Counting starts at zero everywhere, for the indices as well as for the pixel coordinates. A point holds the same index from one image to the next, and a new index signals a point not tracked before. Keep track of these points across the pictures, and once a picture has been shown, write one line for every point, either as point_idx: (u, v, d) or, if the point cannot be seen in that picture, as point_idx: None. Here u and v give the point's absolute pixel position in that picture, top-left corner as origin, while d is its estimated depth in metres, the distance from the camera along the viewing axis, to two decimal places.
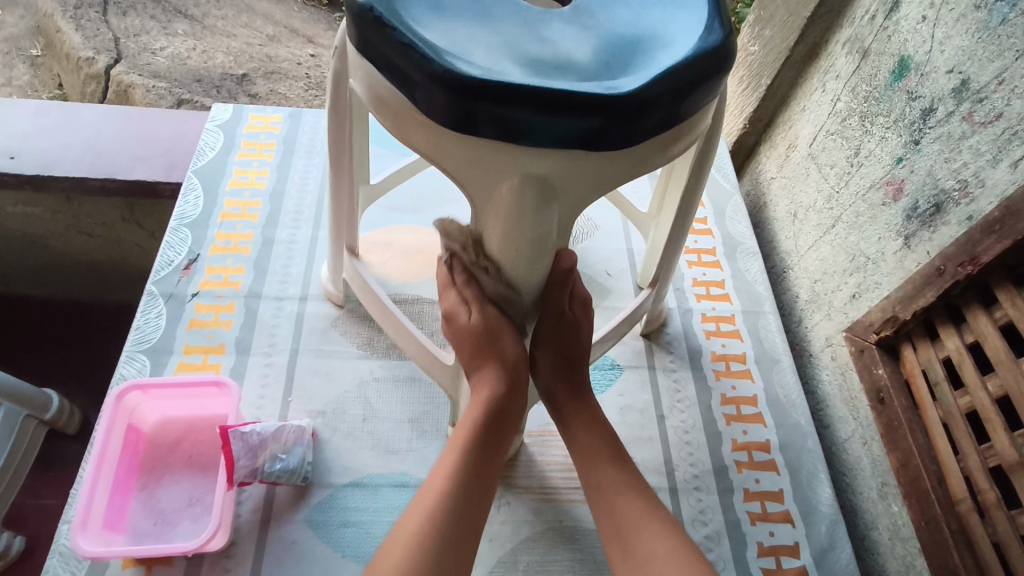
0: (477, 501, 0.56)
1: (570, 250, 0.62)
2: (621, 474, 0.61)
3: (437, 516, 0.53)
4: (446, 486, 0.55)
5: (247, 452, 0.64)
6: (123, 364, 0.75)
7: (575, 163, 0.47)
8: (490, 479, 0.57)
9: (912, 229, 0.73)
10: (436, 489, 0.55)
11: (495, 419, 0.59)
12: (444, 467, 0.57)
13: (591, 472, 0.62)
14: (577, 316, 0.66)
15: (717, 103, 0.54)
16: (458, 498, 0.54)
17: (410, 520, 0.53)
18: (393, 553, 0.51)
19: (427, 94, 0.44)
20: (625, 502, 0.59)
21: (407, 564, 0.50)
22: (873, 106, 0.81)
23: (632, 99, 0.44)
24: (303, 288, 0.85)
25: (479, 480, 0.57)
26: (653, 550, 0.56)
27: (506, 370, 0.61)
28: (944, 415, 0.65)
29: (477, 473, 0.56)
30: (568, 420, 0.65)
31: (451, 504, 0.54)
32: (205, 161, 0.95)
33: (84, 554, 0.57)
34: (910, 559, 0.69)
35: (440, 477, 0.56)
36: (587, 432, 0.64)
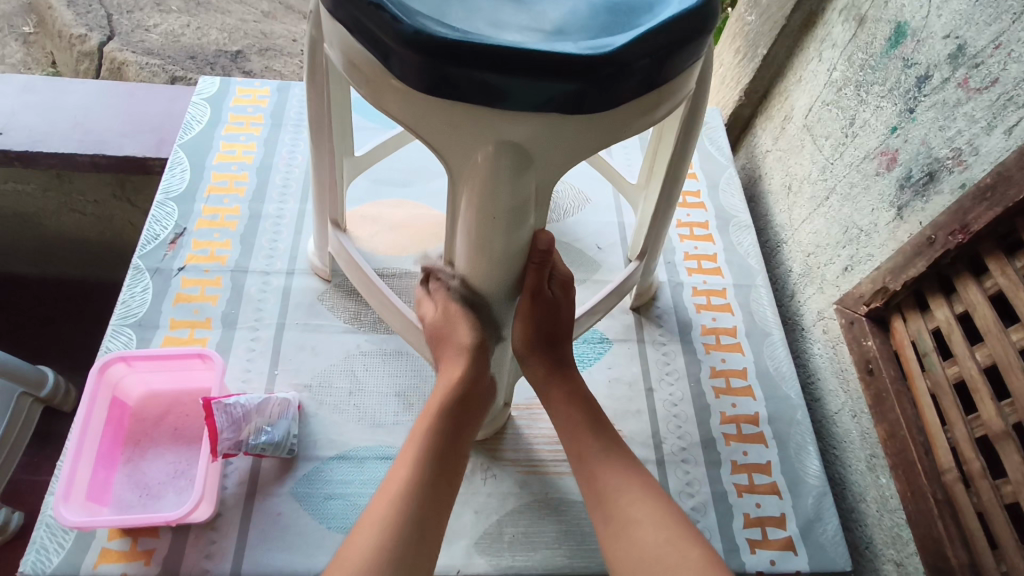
0: (443, 489, 0.55)
1: (547, 231, 0.58)
2: (601, 443, 0.61)
3: (402, 507, 0.52)
4: (410, 476, 0.54)
5: (231, 424, 0.64)
6: (108, 338, 0.74)
7: (553, 128, 0.45)
8: (455, 469, 0.57)
9: (905, 200, 0.72)
10: (399, 480, 0.54)
11: (459, 412, 0.59)
12: (407, 455, 0.56)
13: (572, 442, 0.62)
14: (556, 296, 0.65)
15: (702, 67, 0.53)
16: (423, 487, 0.54)
17: (372, 509, 0.53)
18: (360, 538, 0.51)
19: (399, 59, 0.43)
20: (605, 470, 0.59)
21: (373, 551, 0.49)
22: (869, 74, 0.79)
23: (610, 60, 0.42)
24: (290, 263, 0.84)
25: (445, 469, 0.56)
26: (632, 516, 0.56)
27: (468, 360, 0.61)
28: (932, 385, 0.64)
29: (444, 464, 0.56)
30: (549, 393, 0.65)
31: (416, 490, 0.53)
32: (191, 135, 0.94)
33: (67, 525, 0.57)
34: (896, 530, 0.69)
35: (403, 467, 0.55)
36: (567, 405, 0.64)
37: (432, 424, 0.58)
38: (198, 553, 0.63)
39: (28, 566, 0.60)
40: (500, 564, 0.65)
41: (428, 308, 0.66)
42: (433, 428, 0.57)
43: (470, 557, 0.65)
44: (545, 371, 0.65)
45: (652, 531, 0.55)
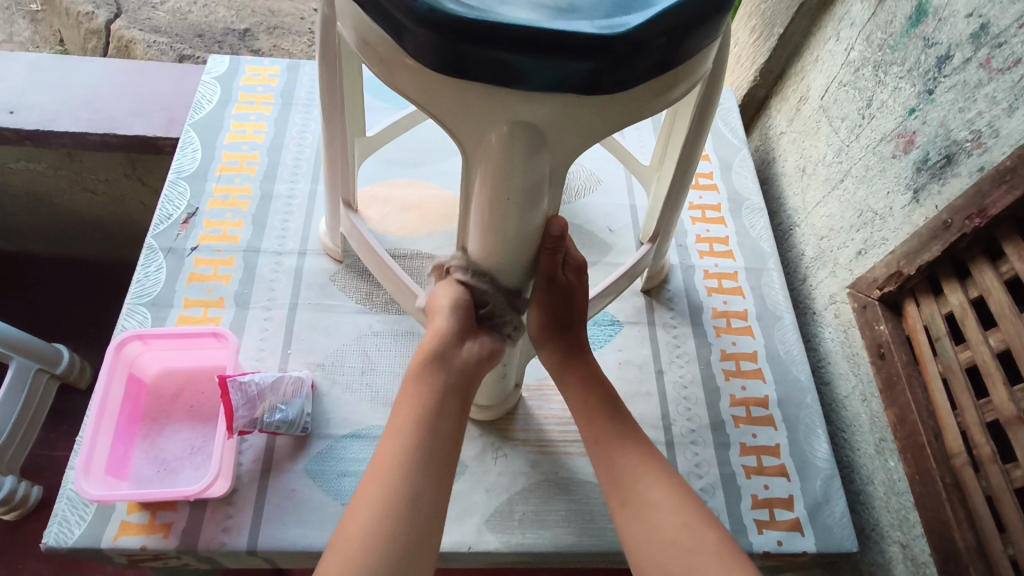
0: (436, 448, 0.55)
1: (561, 216, 0.59)
2: (619, 428, 0.62)
3: (394, 479, 0.52)
4: (398, 444, 0.54)
5: (247, 402, 0.65)
6: (124, 316, 0.75)
7: (568, 107, 0.45)
8: (447, 425, 0.56)
9: (921, 182, 0.71)
10: (389, 452, 0.54)
11: (443, 366, 0.59)
12: (393, 427, 0.56)
13: (589, 425, 0.63)
14: (570, 281, 0.65)
15: (719, 44, 0.52)
16: (414, 454, 0.54)
17: (370, 481, 0.53)
18: (357, 515, 0.51)
19: (413, 37, 0.42)
20: (623, 453, 0.60)
21: (373, 526, 0.50)
22: (888, 54, 0.78)
23: (626, 39, 0.42)
24: (302, 243, 0.84)
25: (436, 428, 0.56)
26: (648, 499, 0.57)
27: (451, 317, 0.60)
28: (943, 369, 0.64)
29: (434, 425, 0.56)
30: (565, 375, 0.66)
31: (402, 460, 0.53)
32: (201, 114, 0.94)
33: (88, 498, 0.58)
34: (904, 512, 0.69)
35: (392, 439, 0.55)
36: (583, 389, 0.65)
37: (416, 390, 0.57)
38: (215, 527, 0.64)
39: (51, 538, 0.62)
40: (510, 541, 0.66)
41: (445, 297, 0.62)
42: (416, 396, 0.57)
43: (482, 533, 0.67)
44: (559, 359, 0.66)
45: (668, 515, 0.55)
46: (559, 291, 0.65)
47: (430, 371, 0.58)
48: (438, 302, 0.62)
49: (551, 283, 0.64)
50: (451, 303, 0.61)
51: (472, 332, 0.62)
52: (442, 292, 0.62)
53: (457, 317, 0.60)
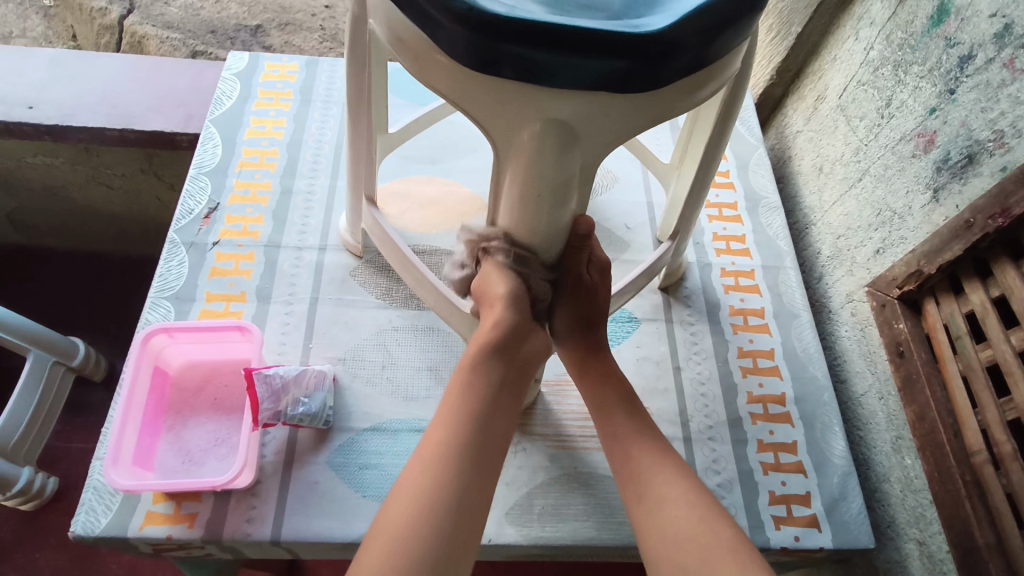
0: (486, 441, 0.53)
1: (587, 215, 0.61)
2: (635, 424, 0.63)
3: (444, 466, 0.51)
4: (446, 435, 0.52)
5: (271, 395, 0.66)
6: (148, 309, 0.76)
7: (601, 105, 0.45)
8: (498, 421, 0.55)
9: (941, 182, 0.71)
10: (436, 441, 0.52)
11: (498, 360, 0.58)
12: (444, 414, 0.54)
13: (607, 420, 0.64)
14: (594, 282, 0.66)
15: (748, 45, 0.52)
16: (469, 445, 0.52)
17: (415, 467, 0.51)
18: (401, 502, 0.49)
19: (449, 35, 0.43)
20: (639, 448, 0.61)
21: (419, 512, 0.48)
22: (909, 53, 0.78)
23: (659, 39, 0.42)
24: (322, 238, 0.85)
25: (487, 421, 0.54)
26: (664, 494, 0.57)
27: (508, 310, 0.59)
28: (964, 368, 0.64)
29: (486, 418, 0.54)
30: (584, 371, 0.67)
31: (458, 449, 0.52)
32: (222, 110, 0.95)
33: (117, 486, 0.59)
34: (920, 510, 0.70)
35: (442, 425, 0.53)
36: (602, 384, 0.66)
37: (469, 380, 0.56)
38: (240, 518, 0.65)
39: (78, 526, 0.63)
40: (530, 534, 0.67)
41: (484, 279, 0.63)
42: (470, 385, 0.56)
43: (501, 527, 0.67)
44: (579, 361, 0.67)
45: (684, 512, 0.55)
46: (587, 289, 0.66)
47: (483, 362, 0.57)
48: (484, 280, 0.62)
49: (580, 280, 0.65)
50: (505, 291, 0.60)
51: (529, 325, 0.62)
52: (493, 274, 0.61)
53: (514, 309, 0.60)
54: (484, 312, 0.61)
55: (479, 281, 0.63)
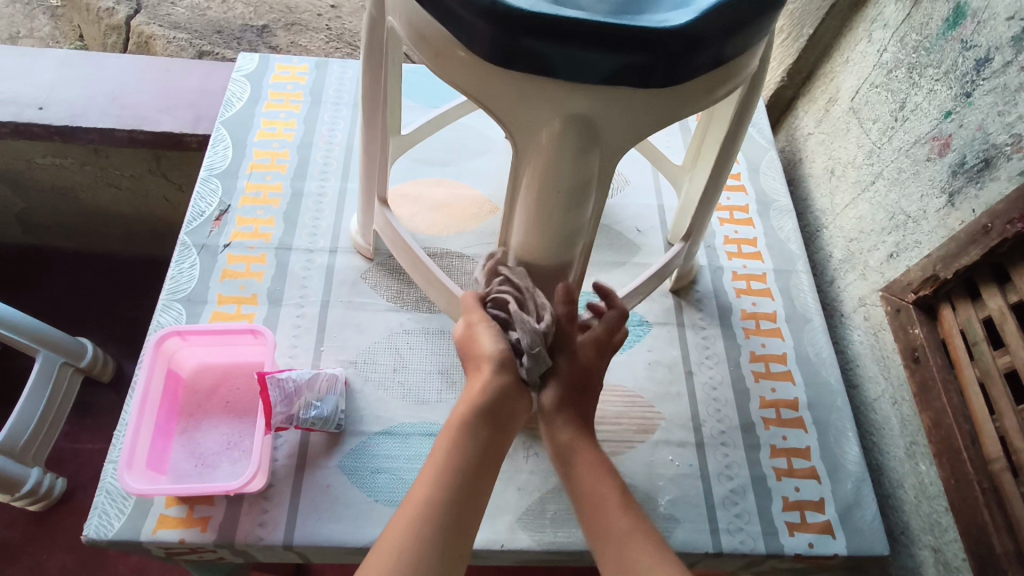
0: (465, 515, 0.51)
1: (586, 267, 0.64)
2: (630, 520, 0.54)
3: (422, 537, 0.48)
4: (426, 502, 0.50)
5: (284, 399, 0.65)
6: (159, 312, 0.76)
7: (622, 101, 0.45)
8: (479, 492, 0.53)
9: (957, 186, 0.71)
10: (416, 506, 0.50)
11: (486, 418, 0.55)
12: (426, 477, 0.52)
13: (597, 516, 0.55)
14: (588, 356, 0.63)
15: (765, 45, 0.52)
16: (451, 508, 0.51)
17: (391, 534, 0.49)
18: (375, 568, 0.47)
19: (472, 30, 0.43)
20: (632, 550, 0.52)
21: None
22: (924, 56, 0.78)
23: (681, 34, 0.41)
24: (332, 240, 0.85)
25: (468, 492, 0.52)
26: None
27: (497, 372, 0.56)
28: (981, 374, 0.63)
29: (467, 484, 0.52)
30: (573, 459, 0.58)
31: (439, 514, 0.50)
32: (232, 112, 0.94)
33: (130, 491, 0.59)
34: (935, 516, 0.69)
35: (424, 486, 0.52)
36: (594, 477, 0.57)
37: (453, 445, 0.53)
38: (252, 521, 0.65)
39: (91, 530, 0.63)
40: (542, 540, 0.67)
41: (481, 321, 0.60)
42: (457, 443, 0.54)
43: (514, 532, 0.67)
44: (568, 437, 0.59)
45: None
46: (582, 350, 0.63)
47: (471, 419, 0.55)
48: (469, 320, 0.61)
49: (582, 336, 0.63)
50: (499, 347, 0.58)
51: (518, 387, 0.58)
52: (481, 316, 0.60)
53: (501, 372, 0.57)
54: (471, 373, 0.59)
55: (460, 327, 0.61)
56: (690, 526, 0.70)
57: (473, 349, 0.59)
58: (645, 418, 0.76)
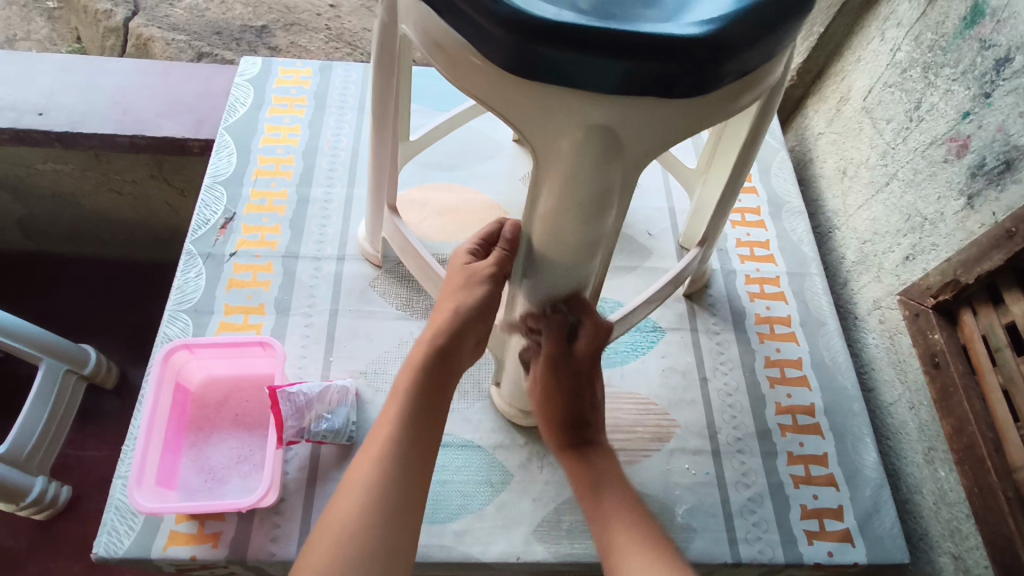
0: (424, 446, 0.57)
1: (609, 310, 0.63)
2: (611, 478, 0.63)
3: (384, 467, 0.54)
4: (374, 464, 0.55)
5: (295, 412, 0.65)
6: (166, 323, 0.75)
7: (647, 109, 0.43)
8: (436, 427, 0.58)
9: (976, 188, 0.70)
10: (380, 440, 0.56)
11: (430, 381, 0.59)
12: (389, 414, 0.57)
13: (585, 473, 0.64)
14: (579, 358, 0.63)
15: (788, 55, 0.50)
16: (399, 468, 0.55)
17: (359, 464, 0.55)
18: (348, 498, 0.54)
19: (492, 39, 0.41)
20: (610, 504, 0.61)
21: (359, 510, 0.52)
22: (939, 56, 0.76)
23: (708, 43, 0.40)
24: (340, 248, 0.83)
25: (425, 427, 0.57)
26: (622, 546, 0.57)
27: (460, 316, 0.60)
28: (1004, 380, 0.62)
29: (413, 444, 0.56)
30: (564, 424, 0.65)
31: (388, 472, 0.54)
32: (236, 117, 0.93)
33: (140, 509, 0.58)
34: (956, 523, 0.68)
35: (372, 451, 0.56)
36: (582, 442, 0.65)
37: (412, 384, 0.58)
38: (264, 537, 0.64)
39: (100, 547, 0.62)
40: (559, 552, 0.66)
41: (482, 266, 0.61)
42: (400, 406, 0.57)
43: (530, 544, 0.66)
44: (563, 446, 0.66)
45: (637, 556, 0.56)
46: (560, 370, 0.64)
47: (416, 382, 0.58)
48: (470, 265, 0.62)
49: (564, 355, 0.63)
50: (479, 296, 0.61)
51: (465, 344, 0.61)
52: (483, 266, 0.61)
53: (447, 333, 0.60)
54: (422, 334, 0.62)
55: (453, 271, 0.63)
56: (708, 535, 0.69)
57: (450, 290, 0.62)
58: (660, 426, 0.75)
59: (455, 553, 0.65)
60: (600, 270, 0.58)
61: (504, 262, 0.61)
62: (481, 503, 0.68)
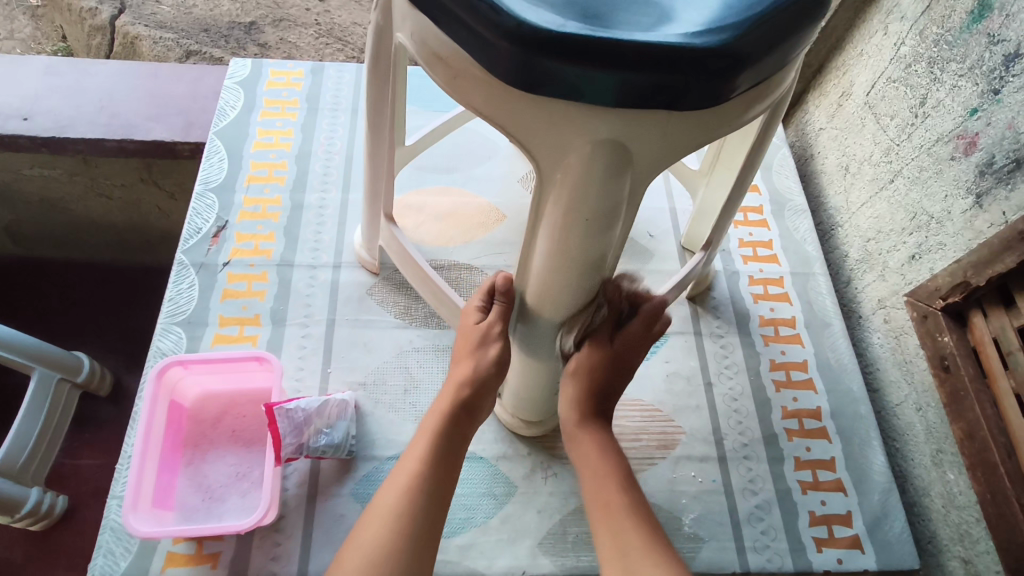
0: (448, 486, 0.57)
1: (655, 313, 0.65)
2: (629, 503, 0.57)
3: (410, 503, 0.55)
4: (393, 510, 0.54)
5: (294, 429, 0.63)
6: (159, 336, 0.73)
7: (657, 123, 0.42)
8: (456, 472, 0.59)
9: (984, 186, 0.68)
10: (403, 480, 0.56)
11: (452, 430, 0.59)
12: (414, 457, 0.57)
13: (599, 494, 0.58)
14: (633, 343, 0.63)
15: (799, 65, 0.49)
16: (420, 516, 0.54)
17: (379, 504, 0.55)
18: (371, 527, 0.54)
19: (493, 50, 0.39)
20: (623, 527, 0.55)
21: (379, 547, 0.52)
22: (946, 51, 0.75)
23: (721, 54, 0.38)
24: (336, 255, 0.82)
25: (450, 467, 0.58)
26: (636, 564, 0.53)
27: (482, 369, 0.60)
28: (1016, 385, 0.61)
29: (434, 491, 0.56)
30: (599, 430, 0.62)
31: (410, 519, 0.54)
32: (226, 121, 0.91)
33: (137, 534, 0.57)
34: (965, 527, 0.67)
35: (391, 495, 0.55)
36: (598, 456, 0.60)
37: (440, 425, 0.59)
38: (264, 556, 0.62)
39: (96, 570, 0.60)
40: (565, 565, 0.65)
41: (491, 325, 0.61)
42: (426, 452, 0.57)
43: (535, 557, 0.65)
44: (578, 415, 0.62)
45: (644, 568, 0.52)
46: (622, 352, 0.62)
47: (441, 430, 0.59)
48: (483, 325, 0.61)
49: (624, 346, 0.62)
50: (495, 357, 0.61)
51: (485, 396, 0.62)
52: (495, 324, 0.61)
53: (472, 385, 0.60)
54: (444, 384, 0.62)
55: (465, 327, 0.62)
56: (716, 545, 0.68)
57: (464, 350, 0.61)
58: (666, 432, 0.74)
59: (459, 568, 0.64)
60: (606, 280, 0.56)
61: (506, 314, 0.61)
62: (485, 516, 0.67)
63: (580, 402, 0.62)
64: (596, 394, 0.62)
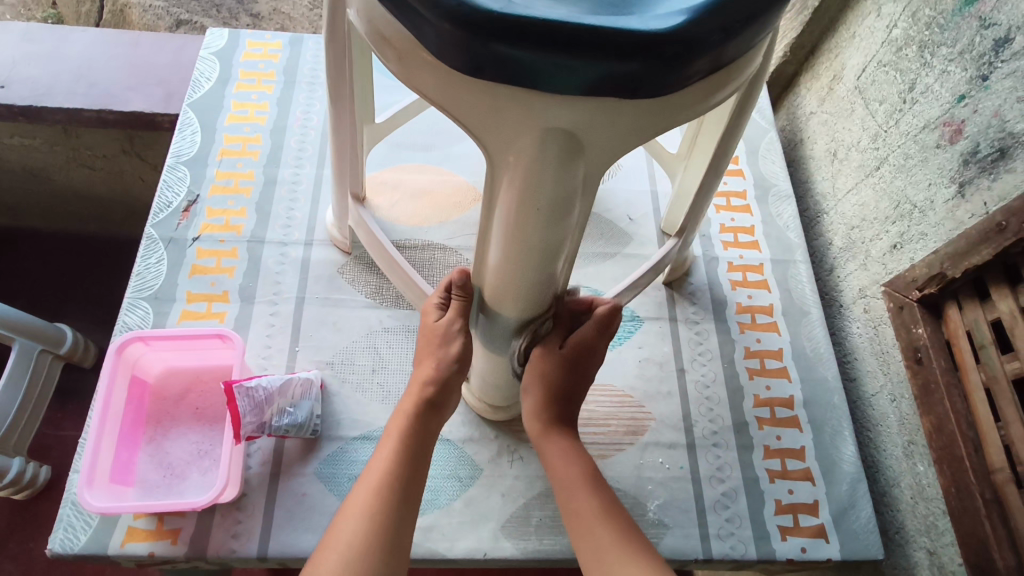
0: (417, 481, 0.57)
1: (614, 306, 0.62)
2: (603, 507, 0.57)
3: (381, 499, 0.54)
4: (367, 507, 0.54)
5: (253, 408, 0.63)
6: (125, 311, 0.72)
7: (610, 113, 0.40)
8: (424, 469, 0.58)
9: (968, 176, 0.66)
10: (375, 476, 0.56)
11: (419, 427, 0.58)
12: (382, 455, 0.57)
13: (575, 504, 0.58)
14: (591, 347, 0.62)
15: (768, 45, 0.46)
16: (393, 511, 0.54)
17: (354, 500, 0.55)
18: (349, 521, 0.54)
19: (437, 32, 0.38)
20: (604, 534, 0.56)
21: (356, 541, 0.52)
22: (936, 34, 0.72)
23: (676, 39, 0.36)
24: (307, 233, 0.80)
25: (418, 465, 0.58)
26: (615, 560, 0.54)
27: (444, 367, 0.60)
28: (987, 379, 0.60)
29: (403, 489, 0.56)
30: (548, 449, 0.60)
31: (381, 516, 0.54)
32: (201, 93, 0.89)
33: (93, 510, 0.57)
34: (932, 519, 0.67)
35: (363, 491, 0.55)
36: (565, 464, 0.59)
37: (407, 422, 0.58)
38: (225, 533, 0.62)
39: (56, 544, 0.60)
40: (527, 548, 0.65)
41: (452, 322, 0.60)
42: (394, 450, 0.57)
43: (497, 540, 0.65)
44: (542, 425, 0.61)
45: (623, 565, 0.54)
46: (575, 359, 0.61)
47: (411, 428, 0.58)
48: (443, 323, 0.60)
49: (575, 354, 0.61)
50: (457, 354, 0.60)
51: (449, 394, 0.61)
52: (455, 320, 0.60)
53: (436, 384, 0.60)
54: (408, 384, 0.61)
55: (425, 325, 0.61)
56: (680, 531, 0.67)
57: (426, 349, 0.61)
58: (635, 419, 0.73)
59: (420, 549, 0.64)
60: (567, 267, 0.55)
61: (465, 310, 0.60)
62: (449, 498, 0.66)
63: (541, 410, 0.61)
64: (558, 399, 0.61)
